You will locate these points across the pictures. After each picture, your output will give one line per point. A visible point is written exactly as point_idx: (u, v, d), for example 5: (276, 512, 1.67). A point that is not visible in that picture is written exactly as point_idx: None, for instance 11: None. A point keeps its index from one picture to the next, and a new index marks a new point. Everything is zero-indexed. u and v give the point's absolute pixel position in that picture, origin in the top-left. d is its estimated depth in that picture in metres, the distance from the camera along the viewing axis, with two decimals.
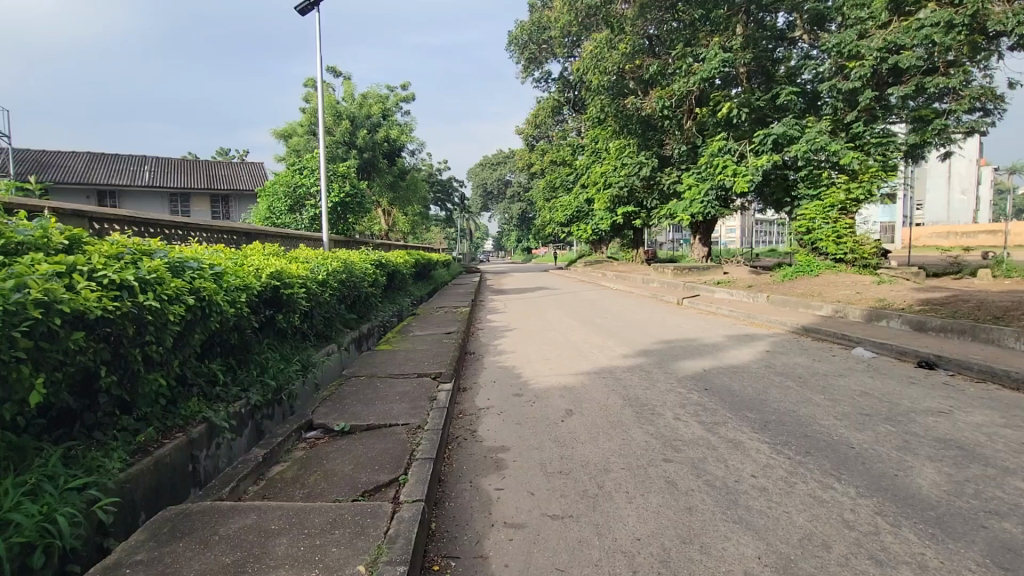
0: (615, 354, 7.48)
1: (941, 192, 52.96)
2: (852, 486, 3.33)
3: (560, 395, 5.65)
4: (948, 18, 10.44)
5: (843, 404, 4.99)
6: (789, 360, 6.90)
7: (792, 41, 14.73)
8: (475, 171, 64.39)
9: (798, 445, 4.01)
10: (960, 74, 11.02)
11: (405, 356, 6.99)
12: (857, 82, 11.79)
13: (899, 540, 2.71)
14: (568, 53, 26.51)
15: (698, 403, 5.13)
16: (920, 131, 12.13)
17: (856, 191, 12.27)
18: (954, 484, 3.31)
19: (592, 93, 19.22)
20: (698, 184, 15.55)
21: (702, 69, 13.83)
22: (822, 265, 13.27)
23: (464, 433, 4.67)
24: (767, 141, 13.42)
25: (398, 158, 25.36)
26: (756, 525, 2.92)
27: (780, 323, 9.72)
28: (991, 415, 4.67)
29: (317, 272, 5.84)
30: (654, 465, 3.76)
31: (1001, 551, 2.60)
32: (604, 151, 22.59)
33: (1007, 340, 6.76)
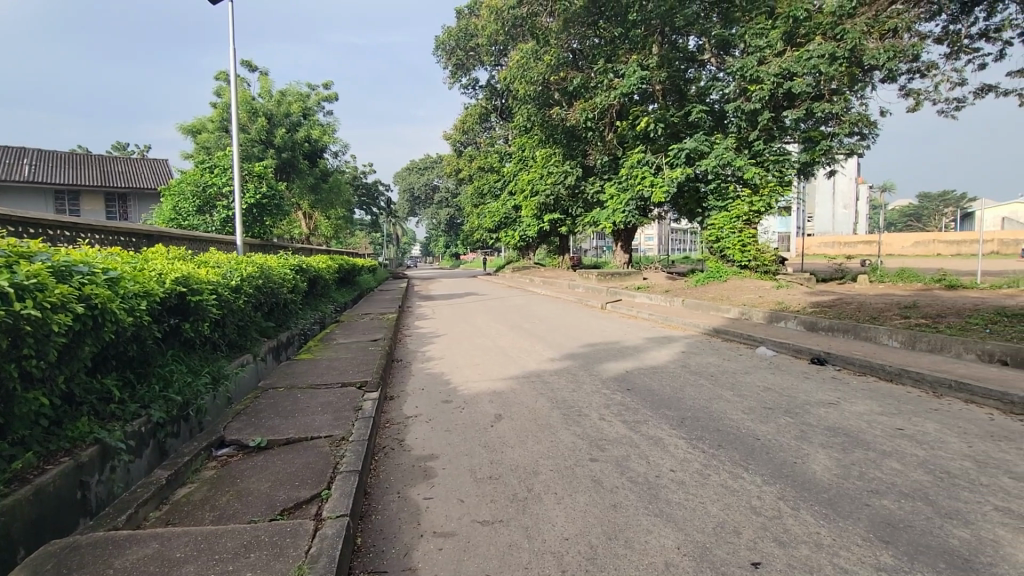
0: (543, 358, 7.63)
1: (828, 207, 59.06)
2: (758, 475, 3.61)
3: (489, 400, 5.65)
4: (832, 51, 11.78)
5: (749, 399, 5.41)
6: (702, 359, 7.38)
7: (701, 63, 15.71)
8: (401, 175, 63.39)
9: (711, 439, 4.30)
10: (842, 101, 12.37)
11: (328, 365, 6.70)
12: (758, 104, 12.81)
13: (799, 522, 2.98)
14: (495, 61, 26.86)
15: (621, 403, 5.35)
16: (810, 150, 13.45)
17: (758, 204, 13.78)
18: (842, 468, 3.70)
19: (519, 102, 19.61)
20: (620, 195, 16.28)
21: (622, 85, 14.56)
22: (729, 271, 14.47)
23: (392, 442, 4.54)
24: (680, 155, 14.16)
25: (319, 159, 24.37)
26: (675, 516, 3.09)
27: (693, 325, 10.37)
28: (871, 404, 5.26)
29: (229, 278, 5.46)
30: (581, 465, 3.87)
31: (882, 526, 2.92)
32: (531, 159, 23.09)
33: (883, 337, 7.65)
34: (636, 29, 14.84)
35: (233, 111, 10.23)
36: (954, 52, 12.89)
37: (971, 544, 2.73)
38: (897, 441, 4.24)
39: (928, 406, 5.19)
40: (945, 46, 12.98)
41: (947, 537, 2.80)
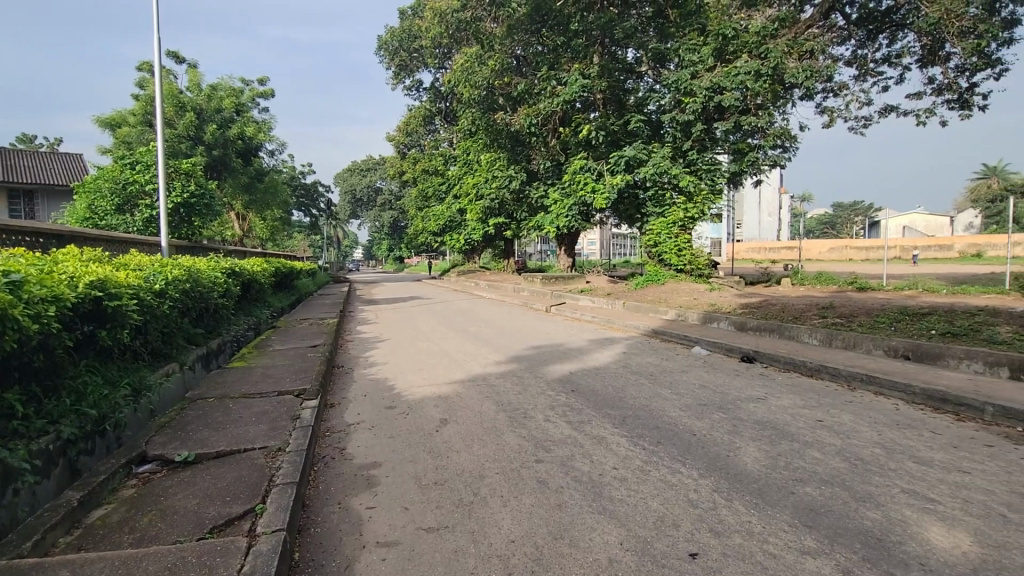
0: (488, 362, 7.64)
1: (755, 215, 62.96)
2: (695, 469, 3.79)
3: (434, 405, 5.59)
4: (757, 69, 12.57)
5: (685, 397, 5.66)
6: (642, 359, 7.66)
7: (639, 74, 16.20)
8: (342, 176, 61.64)
9: (651, 436, 4.47)
10: (766, 116, 13.17)
11: (263, 373, 6.39)
12: (691, 115, 13.38)
13: (732, 512, 3.15)
14: (439, 64, 26.69)
15: (566, 404, 5.45)
16: (739, 161, 14.24)
17: (692, 211, 14.47)
18: (770, 459, 3.95)
19: (463, 106, 19.61)
20: (564, 200, 16.61)
21: (564, 92, 14.90)
22: (667, 275, 15.09)
23: (332, 452, 4.39)
24: (620, 162, 14.63)
25: (254, 157, 23.28)
26: (617, 513, 3.18)
27: (634, 327, 10.73)
28: (795, 398, 5.65)
29: (152, 282, 5.11)
30: (527, 466, 3.91)
31: (806, 512, 3.14)
32: (476, 163, 23.14)
33: (804, 336, 8.24)
34: (577, 38, 15.21)
35: (157, 104, 9.55)
36: (862, 74, 14.13)
37: (882, 524, 2.99)
38: (817, 432, 4.57)
39: (842, 399, 5.64)
40: (855, 68, 14.20)
41: (861, 519, 3.05)
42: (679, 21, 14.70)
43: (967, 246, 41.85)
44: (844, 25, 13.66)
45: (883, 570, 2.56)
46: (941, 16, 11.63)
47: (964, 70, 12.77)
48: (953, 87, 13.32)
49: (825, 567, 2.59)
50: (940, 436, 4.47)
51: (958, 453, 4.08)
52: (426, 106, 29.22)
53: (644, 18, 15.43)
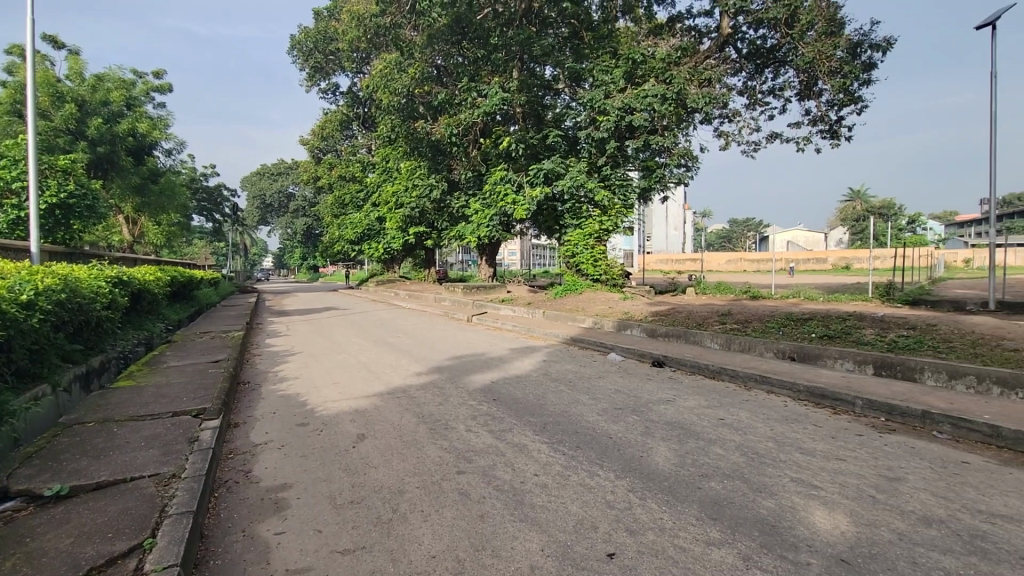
0: (408, 373, 7.47)
1: (663, 229, 67.16)
2: (611, 471, 3.95)
3: (350, 420, 5.37)
4: (664, 93, 13.41)
5: (602, 401, 5.89)
6: (562, 367, 7.87)
7: (556, 91, 16.74)
8: (250, 179, 57.86)
9: (570, 441, 4.60)
10: (671, 136, 13.98)
11: (155, 392, 5.80)
12: (605, 133, 14.01)
13: (646, 511, 3.31)
14: (357, 68, 26.00)
15: (487, 413, 5.46)
16: (648, 177, 15.06)
17: (607, 223, 15.24)
18: (679, 457, 4.22)
19: (383, 112, 19.16)
20: (484, 210, 16.74)
21: (484, 104, 15.07)
22: (584, 284, 15.64)
23: (236, 475, 4.08)
24: (539, 174, 15.05)
25: (147, 156, 21.25)
26: (538, 520, 3.23)
27: (553, 335, 10.99)
28: (700, 399, 6.08)
29: (18, 292, 4.49)
30: (447, 479, 3.86)
31: (710, 505, 3.39)
32: (396, 170, 22.75)
33: (706, 341, 8.90)
34: (498, 52, 15.49)
35: (28, 92, 8.44)
36: (753, 103, 15.61)
37: (775, 512, 3.29)
38: (719, 430, 4.93)
39: (741, 398, 6.14)
40: (746, 98, 15.67)
41: (757, 508, 3.33)
42: (593, 44, 15.49)
43: (838, 259, 47.53)
44: (736, 58, 15.05)
45: (777, 554, 2.81)
46: (814, 56, 13.24)
47: (833, 105, 14.52)
48: (825, 119, 15.10)
49: (728, 556, 2.80)
50: (821, 429, 5.00)
51: (836, 443, 4.59)
52: (342, 111, 28.34)
53: (560, 38, 16.09)
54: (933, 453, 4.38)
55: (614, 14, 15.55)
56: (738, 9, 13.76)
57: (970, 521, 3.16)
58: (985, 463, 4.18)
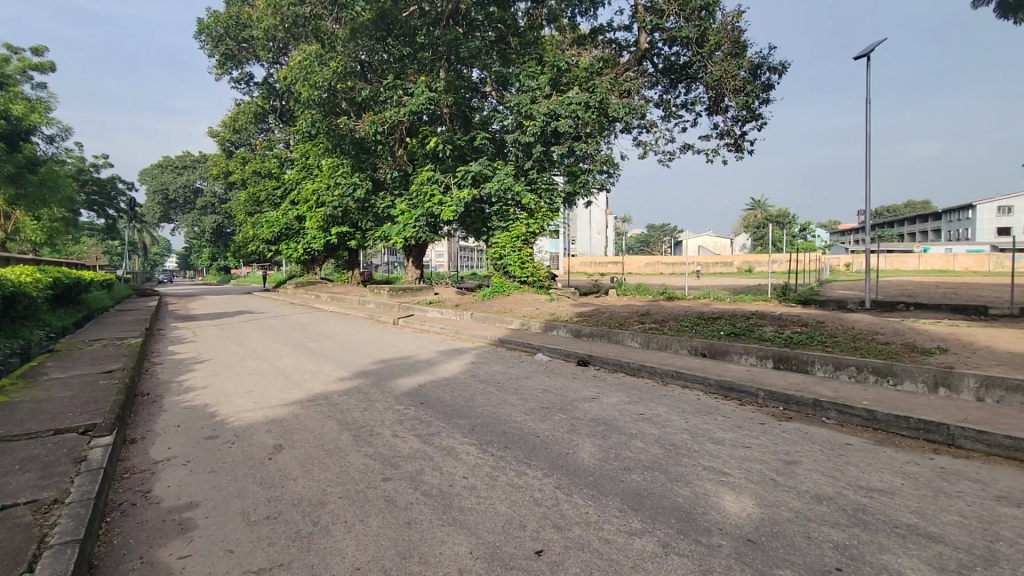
0: (330, 379, 7.17)
1: (587, 233, 69.38)
2: (539, 469, 4.02)
3: (266, 430, 5.06)
4: (587, 101, 13.88)
5: (529, 401, 5.98)
6: (490, 368, 7.90)
7: (483, 94, 16.80)
8: (149, 172, 52.91)
9: (499, 442, 4.63)
10: (594, 144, 14.48)
11: (33, 409, 5.13)
12: (532, 137, 14.27)
13: (572, 506, 3.41)
14: (273, 58, 24.67)
15: (414, 417, 5.36)
16: (572, 182, 15.50)
17: (534, 226, 15.49)
18: (603, 452, 4.37)
19: (302, 107, 18.93)
20: (411, 211, 16.46)
21: (410, 103, 14.86)
22: (511, 286, 15.79)
23: (133, 497, 3.71)
24: (467, 176, 15.05)
25: (24, 143, 18.91)
26: (467, 523, 3.21)
27: (481, 337, 11.01)
28: (622, 395, 6.35)
29: None
30: (372, 487, 3.74)
31: (632, 497, 3.54)
32: (317, 168, 21.80)
33: (627, 339, 9.31)
34: (424, 52, 15.32)
35: None
36: (668, 115, 16.54)
37: (690, 499, 3.50)
38: (639, 424, 5.17)
39: (659, 393, 6.47)
40: (662, 110, 16.58)
41: (674, 496, 3.53)
42: (519, 49, 15.76)
43: (742, 263, 51.62)
44: (652, 72, 15.87)
45: (692, 538, 3.00)
46: (721, 74, 14.32)
47: (738, 121, 15.71)
48: (730, 133, 16.30)
49: (648, 544, 2.94)
50: (729, 419, 5.39)
51: (742, 432, 4.97)
52: (257, 103, 26.73)
53: (487, 41, 16.19)
54: (823, 437, 4.86)
55: (538, 22, 16.14)
56: (654, 25, 14.56)
57: (854, 497, 3.54)
58: (865, 444, 4.70)
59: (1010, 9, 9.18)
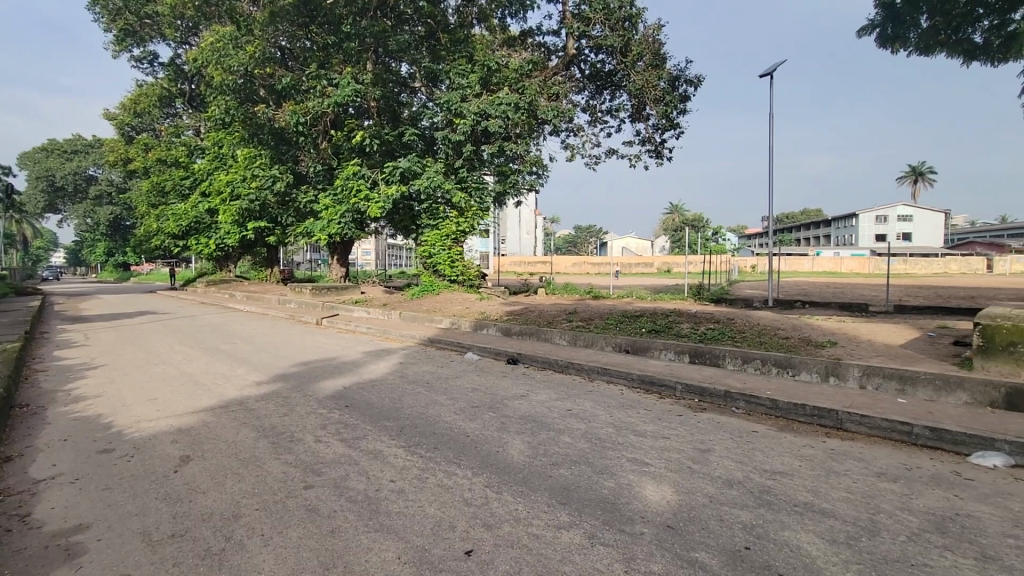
0: (246, 383, 6.74)
1: (517, 232, 70.06)
2: (468, 468, 4.00)
3: (172, 440, 4.66)
4: (516, 102, 14.02)
5: (459, 400, 5.95)
6: (418, 368, 7.77)
7: (413, 89, 16.46)
8: (31, 155, 47.04)
9: (428, 443, 4.56)
10: (524, 145, 14.67)
11: None
12: (462, 136, 14.20)
13: (502, 504, 3.43)
14: (182, 38, 22.87)
15: (338, 421, 5.16)
16: (503, 182, 15.55)
17: (464, 225, 15.38)
18: (532, 449, 4.44)
19: (215, 92, 17.75)
20: (335, 206, 15.82)
21: (334, 94, 14.29)
22: (441, 285, 15.59)
23: (9, 522, 3.28)
24: (395, 172, 14.73)
25: None
26: (395, 527, 3.14)
27: (409, 337, 10.80)
28: (550, 392, 6.48)
29: None
30: (292, 496, 3.56)
31: (560, 492, 3.62)
32: (231, 158, 20.43)
33: (555, 337, 9.51)
34: (350, 42, 14.73)
35: None
36: (593, 120, 17.07)
37: (615, 490, 3.63)
38: (567, 420, 5.30)
39: (585, 389, 6.67)
40: (588, 115, 17.08)
41: (600, 488, 3.66)
42: (449, 46, 15.63)
43: (662, 263, 54.47)
44: (579, 77, 16.29)
45: (617, 528, 3.11)
46: (643, 84, 15.01)
47: (658, 129, 16.51)
48: (651, 140, 17.09)
49: (576, 536, 3.02)
50: (651, 412, 5.66)
51: (661, 424, 5.24)
52: (161, 85, 24.52)
53: (416, 36, 15.92)
54: (734, 425, 5.23)
55: (469, 20, 16.07)
56: (581, 32, 15.01)
57: (760, 480, 3.84)
58: (769, 430, 5.11)
59: (888, 40, 10.26)
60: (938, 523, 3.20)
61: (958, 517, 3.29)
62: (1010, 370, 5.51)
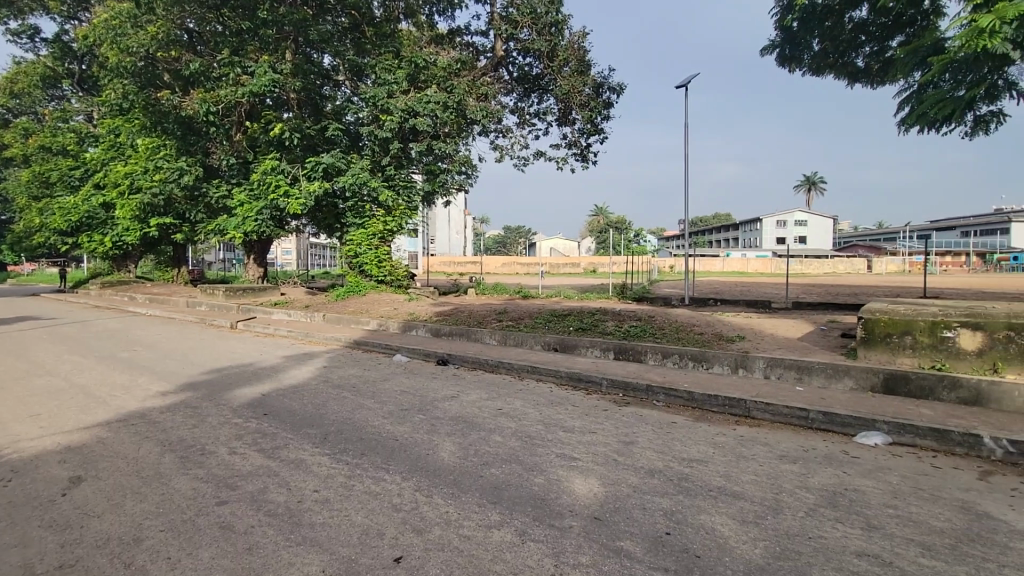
0: (149, 394, 6.17)
1: (446, 233, 69.42)
2: (398, 473, 3.93)
3: (58, 460, 4.18)
4: (444, 101, 13.91)
5: (387, 404, 5.80)
6: (344, 372, 7.49)
7: (336, 83, 15.83)
8: None
9: (354, 449, 4.42)
10: (452, 144, 14.58)
11: None
12: (389, 133, 13.87)
13: (432, 507, 3.39)
14: (70, 13, 20.69)
15: (256, 431, 4.85)
16: (432, 181, 15.31)
17: (392, 224, 15.03)
18: (463, 449, 4.42)
19: (111, 75, 16.15)
20: (252, 202, 14.90)
21: (250, 83, 13.46)
22: (367, 285, 15.11)
23: None
24: (317, 168, 14.12)
25: None
26: (318, 539, 3.01)
27: (334, 339, 10.39)
28: (481, 392, 6.49)
29: None
30: (204, 513, 3.31)
31: (490, 491, 3.63)
32: (130, 147, 18.68)
33: (485, 338, 9.54)
34: (267, 29, 13.91)
35: None
36: (522, 122, 17.28)
37: (545, 486, 3.70)
38: (498, 419, 5.32)
39: (515, 387, 6.73)
40: (516, 117, 17.26)
41: (530, 485, 3.72)
42: (375, 40, 15.23)
43: (588, 264, 56.21)
44: (508, 79, 16.43)
45: (546, 523, 3.18)
46: (569, 89, 15.41)
47: (584, 133, 16.99)
48: (577, 144, 17.56)
49: (506, 534, 3.05)
50: (578, 408, 5.83)
51: (588, 419, 5.41)
52: (45, 63, 22.06)
53: (340, 28, 15.33)
54: (654, 418, 5.51)
55: (395, 16, 15.72)
56: (509, 34, 15.19)
57: (678, 468, 4.08)
58: (687, 421, 5.43)
59: (787, 59, 11.33)
60: (831, 498, 3.55)
61: (847, 492, 3.67)
62: (887, 358, 6.22)
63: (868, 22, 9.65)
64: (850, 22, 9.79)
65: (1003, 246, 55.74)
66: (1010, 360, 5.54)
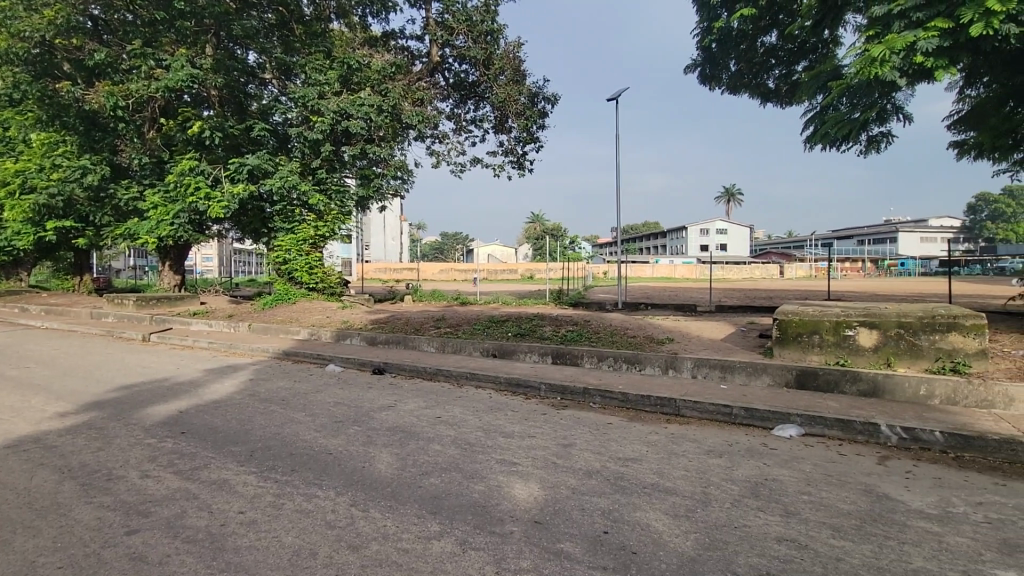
0: (45, 416, 5.54)
1: (381, 239, 67.84)
2: (332, 488, 3.77)
3: None
4: (378, 104, 13.64)
5: (319, 417, 5.55)
6: (272, 384, 7.10)
7: (262, 81, 15.09)
8: None
9: (284, 465, 4.19)
10: (387, 148, 14.28)
11: None
12: (319, 135, 13.39)
13: (369, 521, 3.27)
14: None
15: (172, 451, 4.49)
16: (366, 186, 14.90)
17: (323, 229, 14.52)
18: (401, 460, 4.32)
19: None
20: (167, 205, 13.86)
21: (164, 77, 12.55)
22: (297, 293, 14.43)
23: None
24: (241, 170, 13.39)
25: None
26: (244, 563, 2.83)
27: (260, 350, 9.82)
28: (418, 401, 6.36)
29: None
30: (111, 545, 3.01)
31: (430, 501, 3.56)
32: (22, 142, 16.84)
33: (423, 345, 9.38)
34: (185, 21, 13.06)
35: None
36: (458, 128, 17.24)
37: (485, 493, 3.68)
38: (437, 427, 5.24)
39: (454, 395, 6.66)
40: (453, 123, 17.20)
41: (470, 493, 3.69)
42: (304, 39, 14.72)
43: (525, 271, 56.78)
44: (443, 85, 16.36)
45: (487, 530, 3.16)
46: (506, 97, 15.58)
47: (520, 141, 17.19)
48: (513, 152, 17.75)
49: (447, 544, 3.00)
50: (517, 413, 5.86)
51: (527, 423, 5.45)
52: None
53: (266, 24, 14.66)
54: (591, 419, 5.64)
55: (325, 15, 15.25)
56: (445, 40, 15.17)
57: (614, 467, 4.19)
58: (622, 422, 5.60)
59: (707, 78, 12.04)
60: (753, 489, 3.78)
61: (767, 482, 3.92)
62: (799, 355, 6.73)
63: (778, 47, 10.48)
64: (762, 46, 10.62)
65: (892, 253, 62.23)
66: (900, 355, 6.19)
